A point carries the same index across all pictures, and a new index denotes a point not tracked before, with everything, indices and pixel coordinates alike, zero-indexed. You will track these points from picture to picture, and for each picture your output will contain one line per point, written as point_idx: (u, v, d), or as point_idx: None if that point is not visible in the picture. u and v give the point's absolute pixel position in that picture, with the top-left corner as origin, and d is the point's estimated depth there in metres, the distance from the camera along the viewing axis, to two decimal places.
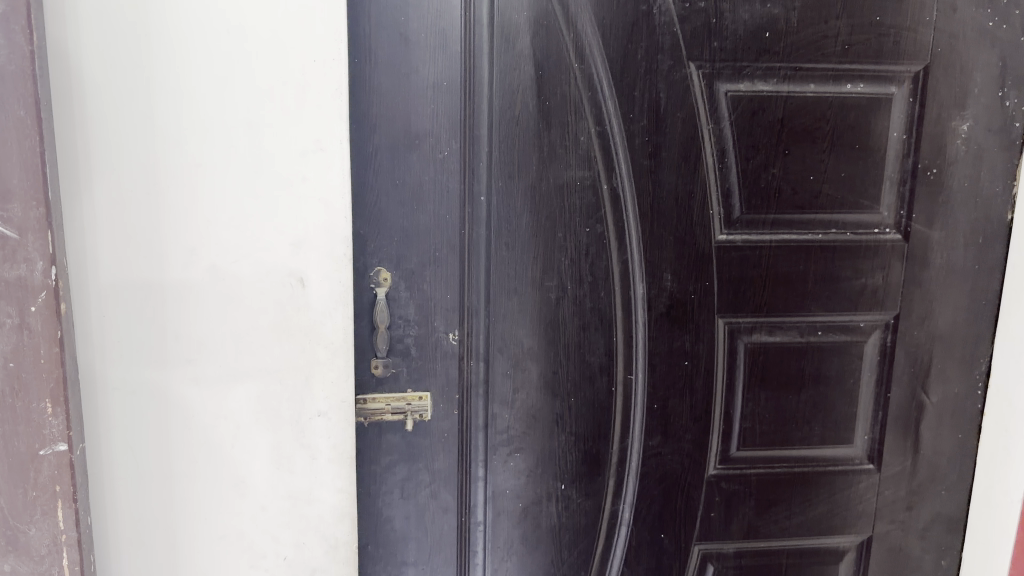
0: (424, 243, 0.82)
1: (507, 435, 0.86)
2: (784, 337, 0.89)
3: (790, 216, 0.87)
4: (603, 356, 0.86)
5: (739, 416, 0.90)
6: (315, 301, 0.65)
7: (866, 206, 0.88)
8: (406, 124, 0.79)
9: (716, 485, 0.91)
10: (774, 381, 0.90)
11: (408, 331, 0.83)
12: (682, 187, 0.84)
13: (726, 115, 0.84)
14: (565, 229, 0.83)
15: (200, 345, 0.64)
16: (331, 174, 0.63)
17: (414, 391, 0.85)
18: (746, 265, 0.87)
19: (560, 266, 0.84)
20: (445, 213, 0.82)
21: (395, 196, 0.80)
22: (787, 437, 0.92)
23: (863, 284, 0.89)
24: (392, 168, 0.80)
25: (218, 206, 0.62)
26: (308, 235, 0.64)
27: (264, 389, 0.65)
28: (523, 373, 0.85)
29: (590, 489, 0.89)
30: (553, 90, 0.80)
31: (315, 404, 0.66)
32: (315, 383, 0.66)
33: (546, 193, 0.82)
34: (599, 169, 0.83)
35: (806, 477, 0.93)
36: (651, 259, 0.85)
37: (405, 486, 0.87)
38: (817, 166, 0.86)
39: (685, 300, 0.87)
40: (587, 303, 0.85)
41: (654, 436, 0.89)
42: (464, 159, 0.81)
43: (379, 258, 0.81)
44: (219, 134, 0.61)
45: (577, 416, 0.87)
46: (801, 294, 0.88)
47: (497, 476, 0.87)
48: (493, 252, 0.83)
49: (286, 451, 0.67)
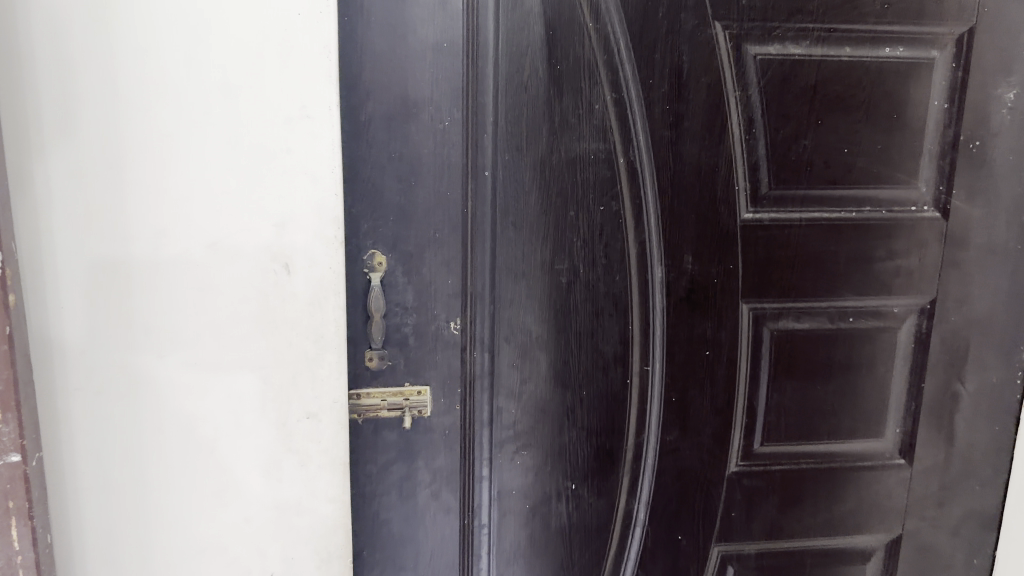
0: (424, 223, 0.74)
1: (513, 430, 0.80)
2: (813, 323, 0.82)
3: (821, 193, 0.80)
4: (617, 345, 0.79)
5: (764, 409, 0.84)
6: (302, 290, 0.57)
7: (902, 180, 0.81)
8: (403, 90, 0.71)
9: (738, 482, 0.85)
10: (802, 371, 0.83)
11: (405, 320, 0.76)
12: (705, 161, 0.77)
13: (754, 81, 0.76)
14: (577, 207, 0.76)
15: (173, 339, 0.57)
16: (320, 145, 0.56)
17: (412, 385, 0.77)
18: (774, 246, 0.80)
19: (571, 247, 0.77)
20: (446, 190, 0.74)
21: (392, 171, 0.72)
22: (814, 431, 0.85)
23: (897, 266, 0.83)
24: (388, 139, 0.71)
25: (191, 182, 0.55)
26: (295, 215, 0.56)
27: (246, 388, 0.58)
28: (530, 365, 0.79)
29: (604, 488, 0.82)
30: (565, 53, 0.73)
31: (304, 405, 0.59)
32: (303, 381, 0.59)
33: (557, 167, 0.75)
34: (615, 141, 0.75)
35: (833, 474, 0.87)
36: (670, 240, 0.78)
37: (403, 486, 0.79)
38: (851, 138, 0.79)
39: (707, 283, 0.80)
40: (601, 288, 0.78)
41: (672, 431, 0.82)
42: (467, 130, 0.73)
43: (373, 240, 0.73)
44: (190, 99, 0.54)
45: (590, 410, 0.80)
46: (831, 277, 0.82)
47: (504, 474, 0.81)
48: (501, 233, 0.75)
49: (271, 457, 0.60)
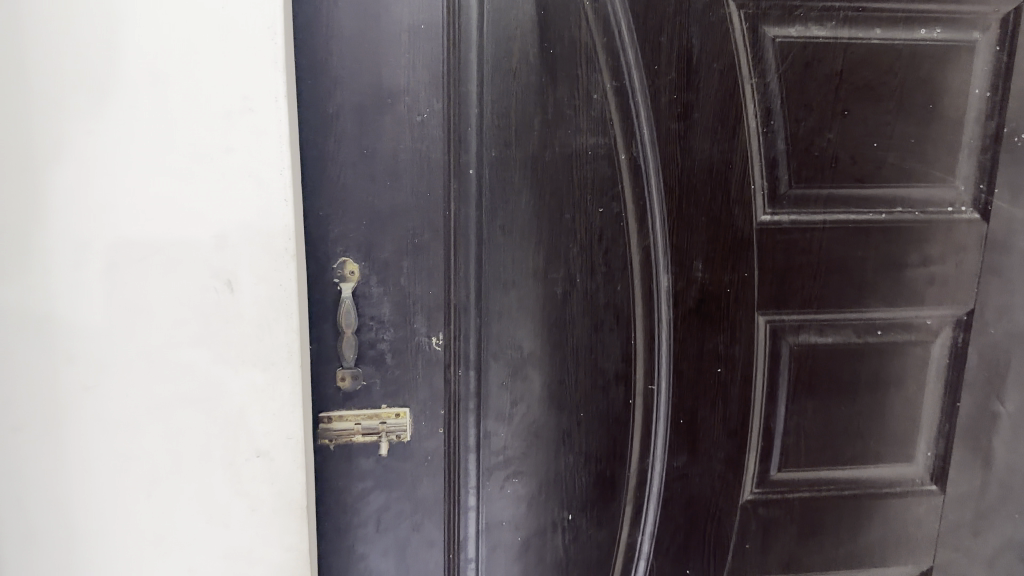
0: (400, 227, 0.66)
1: (503, 456, 0.72)
2: (838, 337, 0.74)
3: (847, 192, 0.71)
4: (618, 362, 0.71)
5: (782, 431, 0.75)
6: (247, 311, 0.49)
7: (938, 178, 0.73)
8: (376, 79, 0.62)
9: (753, 511, 0.77)
10: (824, 389, 0.75)
11: (381, 335, 0.68)
12: (717, 156, 0.69)
13: (772, 67, 0.68)
14: (574, 208, 0.68)
15: (101, 368, 0.49)
16: (266, 142, 0.48)
17: (389, 408, 0.69)
18: (794, 251, 0.72)
19: (567, 253, 0.69)
20: (427, 191, 0.65)
21: (363, 169, 0.64)
22: (838, 455, 0.77)
23: (932, 273, 0.74)
24: (359, 133, 0.63)
25: (118, 186, 0.47)
26: (237, 225, 0.48)
27: (186, 422, 0.50)
28: (522, 385, 0.71)
29: (603, 518, 0.75)
30: (560, 35, 0.64)
31: (253, 441, 0.51)
32: (252, 414, 0.51)
33: (551, 164, 0.67)
34: (616, 135, 0.67)
35: (858, 501, 0.79)
36: (678, 244, 0.70)
37: (381, 518, 0.71)
38: (882, 130, 0.71)
39: (718, 293, 0.71)
40: (600, 298, 0.70)
41: (680, 456, 0.74)
42: (449, 124, 0.64)
43: (344, 246, 0.65)
44: (112, 88, 0.46)
45: (588, 433, 0.72)
46: (858, 285, 0.73)
47: (493, 504, 0.73)
48: (488, 239, 0.67)
49: (218, 500, 0.52)
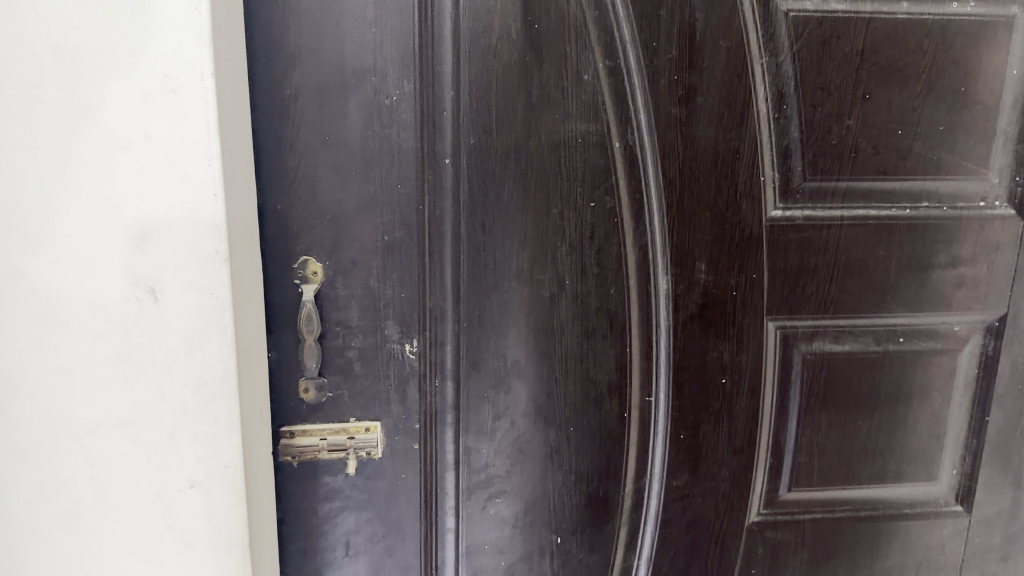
0: (368, 223, 0.59)
1: (485, 474, 0.66)
2: (856, 345, 0.67)
3: (868, 184, 0.64)
4: (612, 372, 0.65)
5: (793, 448, 0.68)
6: (173, 323, 0.43)
7: (969, 170, 0.65)
8: (338, 57, 0.56)
9: (759, 534, 0.70)
10: (839, 402, 0.68)
11: (349, 342, 0.61)
12: (723, 145, 0.62)
13: (785, 45, 0.61)
14: (562, 203, 0.61)
15: (8, 390, 0.42)
16: (190, 129, 0.41)
17: (357, 422, 0.63)
18: (808, 250, 0.64)
19: (556, 252, 0.62)
20: (397, 184, 0.59)
21: (326, 159, 0.57)
22: (854, 474, 0.70)
23: (959, 275, 0.67)
24: (320, 119, 0.56)
25: (22, 179, 0.40)
26: (160, 224, 0.42)
27: (109, 449, 0.44)
28: (506, 397, 0.64)
29: (596, 542, 0.68)
30: (545, 9, 0.57)
31: (185, 470, 0.45)
32: (183, 440, 0.45)
33: (535, 154, 0.60)
34: (609, 122, 0.60)
35: (877, 524, 0.72)
36: (679, 243, 0.63)
37: (351, 541, 0.65)
38: (908, 116, 0.63)
39: (723, 297, 0.64)
40: (592, 302, 0.63)
41: (680, 475, 0.67)
42: (420, 107, 0.57)
43: (306, 244, 0.58)
44: (12, 64, 0.39)
45: (578, 450, 0.66)
46: (879, 288, 0.66)
47: (474, 526, 0.67)
48: (467, 237, 0.60)
49: (147, 537, 0.45)
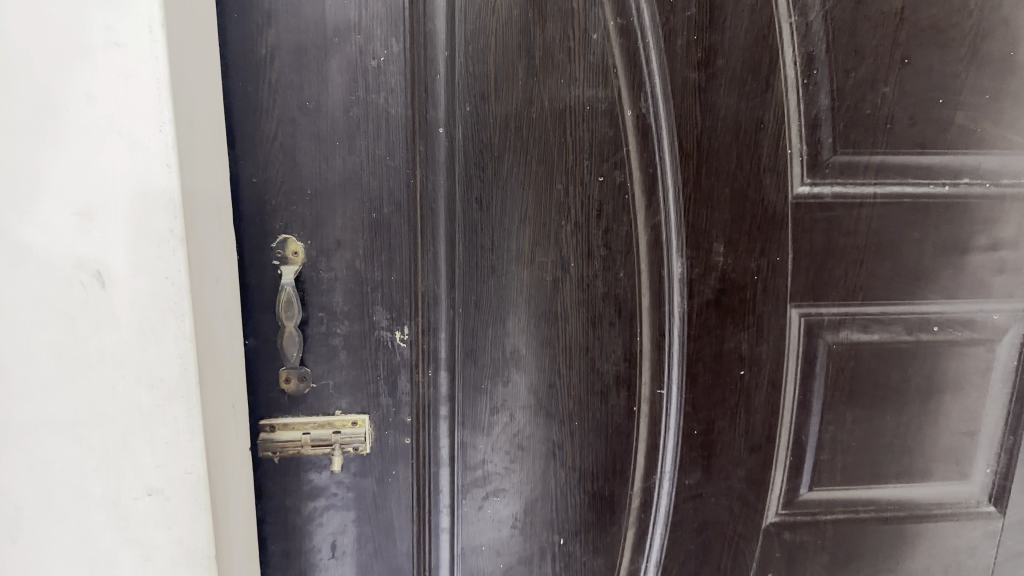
0: (353, 199, 0.53)
1: (482, 471, 0.61)
2: (886, 335, 0.62)
3: (904, 159, 0.58)
4: (619, 363, 0.59)
5: (815, 446, 0.63)
6: (123, 312, 0.38)
7: (1016, 144, 0.59)
8: (317, 13, 0.50)
9: (777, 536, 0.65)
10: (866, 396, 0.63)
11: (334, 328, 0.56)
12: (745, 114, 0.56)
13: (816, 3, 0.55)
14: (567, 177, 0.56)
15: None
16: (138, 89, 0.36)
17: (343, 415, 0.57)
18: (837, 231, 0.59)
19: (559, 232, 0.56)
20: (385, 155, 0.53)
21: (306, 126, 0.52)
22: (880, 473, 0.65)
23: (1000, 259, 0.61)
24: (298, 82, 0.51)
25: None
26: (105, 199, 0.37)
27: (54, 452, 0.39)
28: (504, 389, 0.59)
29: (600, 545, 0.63)
30: None
31: (140, 476, 0.40)
32: (137, 443, 0.40)
33: (538, 124, 0.55)
34: (620, 88, 0.55)
35: (903, 525, 0.67)
36: (695, 223, 0.58)
37: (337, 542, 0.59)
38: (949, 84, 0.57)
39: (743, 282, 0.59)
40: (597, 287, 0.58)
41: (692, 474, 0.62)
42: (410, 70, 0.52)
43: (284, 222, 0.53)
44: None
45: (583, 446, 0.61)
46: (912, 273, 0.61)
47: (470, 526, 0.62)
48: (461, 215, 0.55)
49: (100, 549, 0.41)
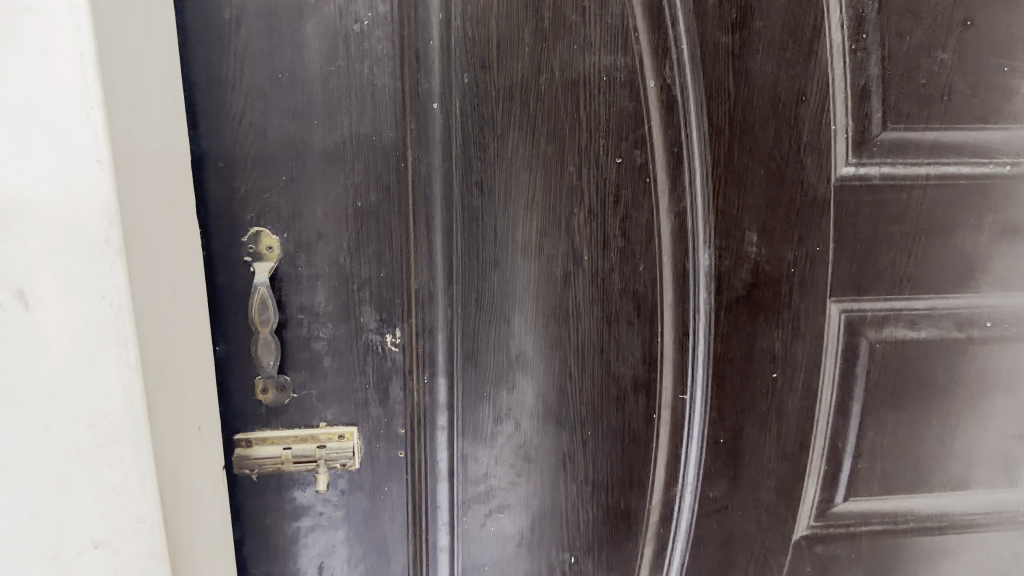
0: (335, 185, 0.46)
1: (485, 485, 0.55)
2: (933, 332, 0.55)
3: (962, 135, 0.52)
4: (638, 365, 0.53)
5: (852, 453, 0.57)
6: (53, 339, 0.31)
7: None
8: None
9: (808, 550, 0.59)
10: (910, 398, 0.57)
11: (317, 332, 0.49)
12: (782, 84, 0.49)
13: None
14: (580, 158, 0.49)
15: None
16: (59, 66, 0.29)
17: (329, 428, 0.50)
18: (885, 216, 0.52)
19: (570, 220, 0.50)
20: (371, 135, 0.46)
21: (279, 100, 0.44)
22: (921, 481, 0.59)
23: None
24: (269, 49, 0.44)
25: None
26: (24, 200, 0.30)
27: None
28: (509, 396, 0.53)
29: (615, 562, 0.57)
30: None
31: (84, 528, 0.34)
32: (78, 489, 0.33)
33: (546, 95, 0.48)
34: (640, 55, 0.48)
35: (943, 537, 0.61)
36: (725, 208, 0.51)
37: (325, 565, 0.53)
38: (1015, 50, 0.51)
39: (777, 275, 0.52)
40: (614, 282, 0.51)
41: (717, 485, 0.56)
42: (400, 35, 0.45)
43: (257, 212, 0.46)
44: None
45: (596, 457, 0.54)
46: (964, 264, 0.54)
47: (471, 545, 0.56)
48: (459, 202, 0.48)
49: None
